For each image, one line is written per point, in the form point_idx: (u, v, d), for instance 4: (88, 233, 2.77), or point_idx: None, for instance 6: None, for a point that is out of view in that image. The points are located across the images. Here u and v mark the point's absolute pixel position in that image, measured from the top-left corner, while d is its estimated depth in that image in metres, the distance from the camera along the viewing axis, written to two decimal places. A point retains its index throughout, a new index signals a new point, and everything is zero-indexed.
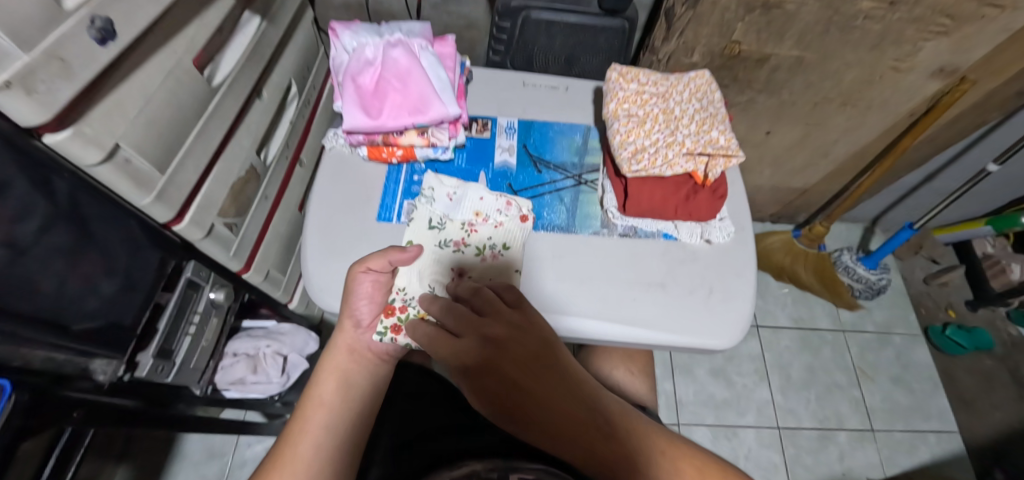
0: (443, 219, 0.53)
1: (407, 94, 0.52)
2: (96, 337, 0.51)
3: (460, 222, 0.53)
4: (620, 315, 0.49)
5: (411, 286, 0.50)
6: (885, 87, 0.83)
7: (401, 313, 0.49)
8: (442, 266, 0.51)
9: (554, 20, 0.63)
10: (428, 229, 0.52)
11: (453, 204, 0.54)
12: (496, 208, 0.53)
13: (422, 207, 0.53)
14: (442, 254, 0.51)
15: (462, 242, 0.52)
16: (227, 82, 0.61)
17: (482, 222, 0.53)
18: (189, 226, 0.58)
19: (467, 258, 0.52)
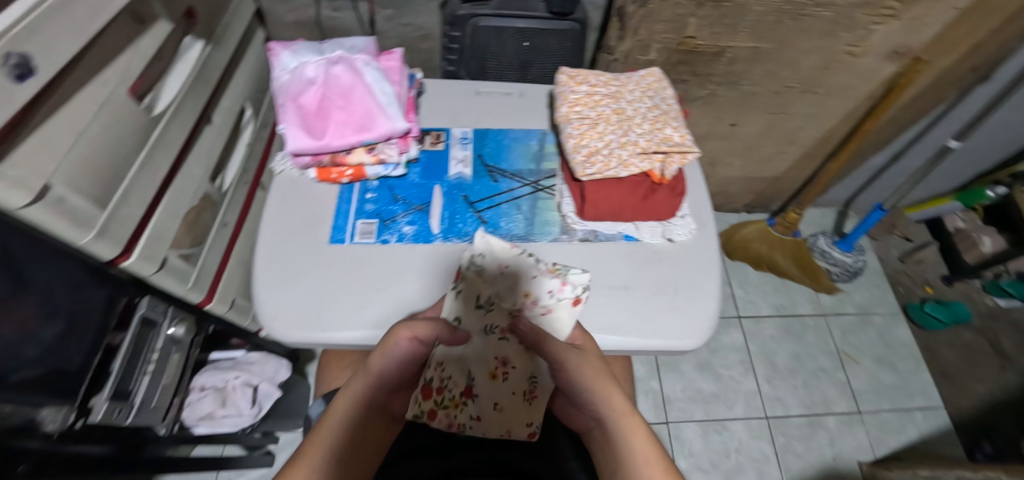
0: (492, 299, 0.49)
1: (351, 111, 0.50)
2: (39, 386, 0.48)
3: (509, 306, 0.49)
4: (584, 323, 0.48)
5: (449, 364, 0.48)
6: (843, 73, 0.83)
7: (441, 398, 0.46)
8: (486, 352, 0.49)
9: (504, 27, 0.62)
10: (476, 309, 0.48)
11: (504, 279, 0.49)
12: (549, 291, 0.48)
13: (471, 282, 0.48)
14: (484, 338, 0.49)
15: (508, 327, 0.49)
16: (170, 110, 0.59)
17: (531, 306, 0.49)
18: (139, 261, 0.56)
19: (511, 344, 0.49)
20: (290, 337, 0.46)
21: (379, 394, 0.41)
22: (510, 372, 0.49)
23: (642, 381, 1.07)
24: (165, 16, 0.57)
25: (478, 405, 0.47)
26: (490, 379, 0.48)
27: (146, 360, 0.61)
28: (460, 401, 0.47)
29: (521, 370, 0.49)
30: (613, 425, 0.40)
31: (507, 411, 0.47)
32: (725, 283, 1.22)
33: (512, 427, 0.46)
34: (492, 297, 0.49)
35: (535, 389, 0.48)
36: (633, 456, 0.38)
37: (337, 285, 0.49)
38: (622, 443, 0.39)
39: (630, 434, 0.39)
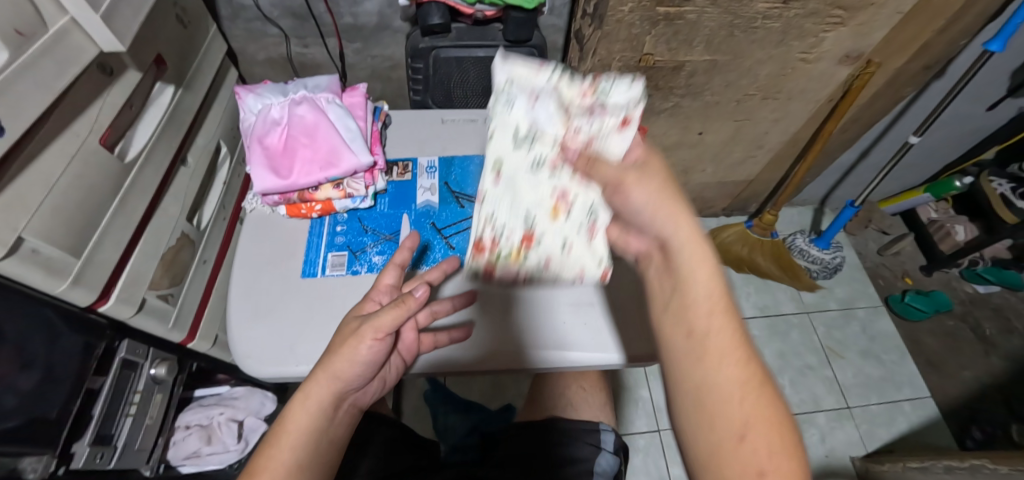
0: (533, 132, 0.47)
1: (316, 148, 0.52)
2: (20, 437, 0.48)
3: (551, 137, 0.46)
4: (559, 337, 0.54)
5: (502, 216, 0.51)
6: (800, 78, 0.86)
7: (507, 246, 0.53)
8: (539, 189, 0.50)
9: (465, 57, 0.66)
10: (518, 148, 0.48)
11: (539, 109, 0.45)
12: (586, 116, 0.44)
13: (505, 119, 0.46)
14: (539, 177, 0.48)
15: (555, 160, 0.47)
16: (143, 155, 0.61)
17: (573, 137, 0.45)
18: (117, 305, 0.57)
19: (564, 182, 0.49)
20: (263, 372, 0.47)
21: (346, 390, 0.40)
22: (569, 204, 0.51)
23: (631, 390, 1.08)
24: (135, 65, 0.59)
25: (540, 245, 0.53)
26: (556, 217, 0.52)
27: (127, 403, 0.62)
28: (521, 254, 0.53)
29: (579, 205, 0.50)
30: (667, 254, 0.33)
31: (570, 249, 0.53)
32: None
33: (581, 265, 0.54)
34: (532, 129, 0.47)
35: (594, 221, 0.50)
36: (693, 292, 0.31)
37: (311, 319, 0.50)
38: (675, 279, 0.33)
39: (694, 268, 0.32)
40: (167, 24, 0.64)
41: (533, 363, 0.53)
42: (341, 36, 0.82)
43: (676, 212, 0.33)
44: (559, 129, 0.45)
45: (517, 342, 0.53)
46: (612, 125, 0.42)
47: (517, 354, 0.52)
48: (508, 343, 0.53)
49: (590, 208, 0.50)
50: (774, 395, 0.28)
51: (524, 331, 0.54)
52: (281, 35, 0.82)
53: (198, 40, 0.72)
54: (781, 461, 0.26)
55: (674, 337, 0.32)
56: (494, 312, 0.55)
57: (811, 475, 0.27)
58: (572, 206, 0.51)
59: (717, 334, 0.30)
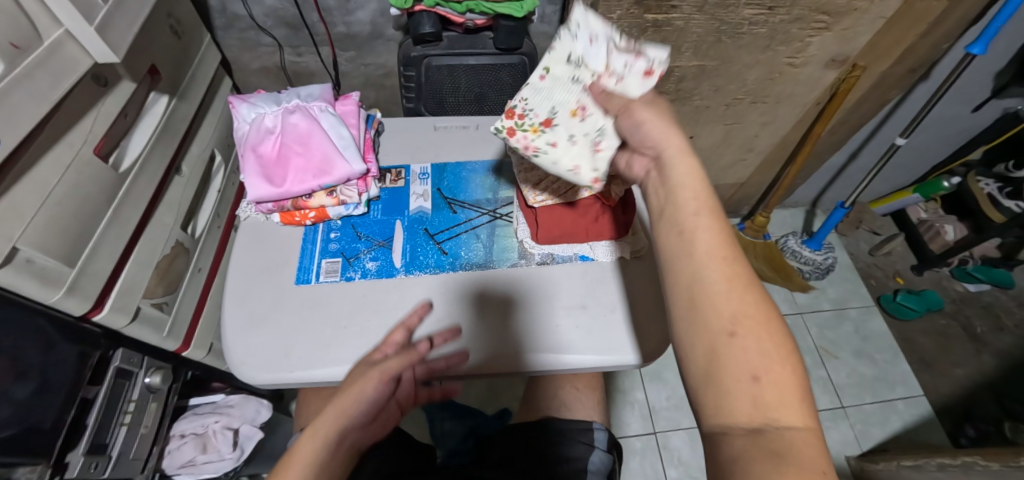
0: (579, 61, 0.43)
1: (309, 156, 0.53)
2: (14, 447, 0.48)
3: (591, 69, 0.43)
4: (553, 338, 0.50)
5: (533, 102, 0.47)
6: (787, 82, 0.88)
7: (522, 122, 0.46)
8: (565, 97, 0.45)
9: (457, 65, 0.66)
10: (563, 66, 0.44)
11: (592, 42, 0.43)
12: (627, 59, 0.42)
13: (563, 41, 0.43)
14: (568, 92, 0.44)
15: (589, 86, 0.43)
16: (137, 165, 0.61)
17: (609, 75, 0.42)
18: (111, 313, 0.57)
19: (590, 99, 0.44)
20: (258, 379, 0.47)
21: (353, 432, 0.39)
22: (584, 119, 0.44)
23: (627, 393, 1.08)
24: (129, 76, 0.60)
25: (555, 132, 0.45)
26: (570, 118, 0.45)
27: (121, 412, 0.62)
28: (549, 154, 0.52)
29: (595, 122, 0.44)
30: (676, 196, 0.33)
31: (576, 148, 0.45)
32: None
33: (576, 162, 0.45)
34: (577, 56, 0.43)
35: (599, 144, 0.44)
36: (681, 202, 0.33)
37: (305, 325, 0.50)
38: (685, 221, 0.32)
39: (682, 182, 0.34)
40: (161, 34, 0.65)
41: (531, 366, 0.48)
42: (334, 45, 0.83)
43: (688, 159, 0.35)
44: (606, 67, 0.42)
45: (512, 343, 0.49)
46: (643, 74, 0.41)
47: (513, 357, 0.48)
48: (502, 346, 0.49)
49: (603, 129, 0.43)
50: (762, 297, 0.29)
51: (519, 332, 0.50)
52: (275, 44, 0.83)
53: (192, 50, 0.73)
54: (772, 367, 0.27)
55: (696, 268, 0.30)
56: (488, 312, 0.51)
57: (799, 371, 0.27)
58: (589, 118, 0.44)
59: (728, 262, 0.30)
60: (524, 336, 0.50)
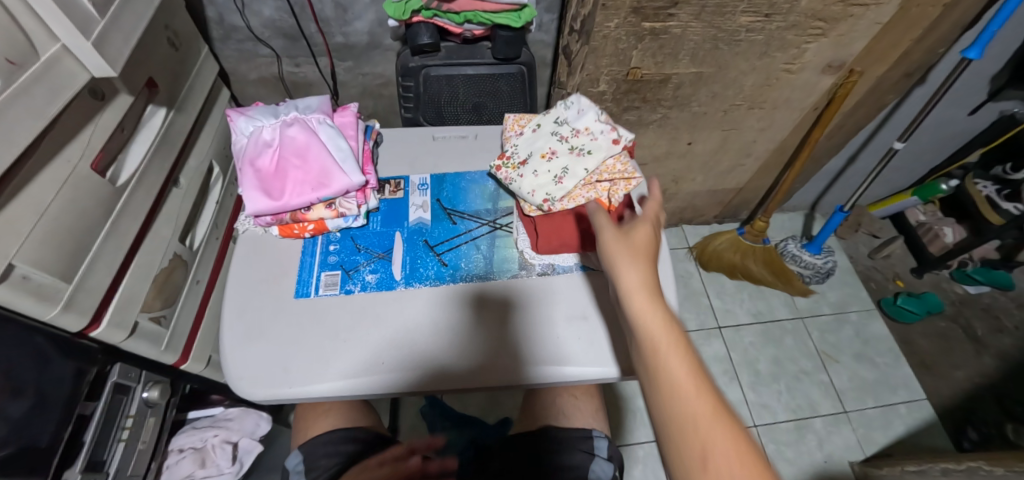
0: (564, 122, 0.58)
1: (308, 169, 0.52)
2: (10, 467, 0.47)
3: (571, 128, 0.58)
4: (555, 350, 0.49)
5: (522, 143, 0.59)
6: (784, 88, 0.88)
7: (507, 160, 0.58)
8: (546, 142, 0.58)
9: (455, 74, 0.66)
10: (552, 124, 0.59)
11: (576, 112, 0.59)
12: (602, 129, 0.57)
13: (559, 109, 0.60)
14: (548, 141, 0.58)
15: (565, 139, 0.57)
16: (134, 178, 0.61)
17: (584, 135, 0.57)
18: (108, 329, 0.57)
19: (561, 147, 0.57)
20: (257, 396, 0.47)
21: None
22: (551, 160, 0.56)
23: (628, 400, 1.08)
24: (126, 89, 0.59)
25: (530, 165, 0.56)
26: (540, 159, 0.56)
27: (119, 427, 0.61)
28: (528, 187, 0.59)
29: (560, 164, 0.56)
30: (653, 339, 0.36)
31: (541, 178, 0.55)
32: (703, 294, 1.24)
33: (535, 188, 0.55)
34: (563, 119, 0.59)
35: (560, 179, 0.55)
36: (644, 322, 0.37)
37: (303, 339, 0.50)
38: (657, 362, 0.35)
39: (643, 306, 0.38)
40: (158, 47, 0.65)
41: (530, 377, 0.48)
42: (332, 55, 0.83)
43: (655, 304, 0.38)
44: (585, 127, 0.57)
45: (512, 354, 0.49)
46: (611, 140, 0.56)
47: (514, 369, 0.48)
48: (501, 356, 0.49)
49: (566, 169, 0.55)
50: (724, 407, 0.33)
51: (520, 343, 0.50)
52: (272, 55, 0.83)
53: (190, 62, 0.73)
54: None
55: (668, 407, 0.33)
56: (489, 324, 0.51)
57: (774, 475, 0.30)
58: (555, 160, 0.56)
59: (703, 400, 0.33)
60: (524, 348, 0.49)
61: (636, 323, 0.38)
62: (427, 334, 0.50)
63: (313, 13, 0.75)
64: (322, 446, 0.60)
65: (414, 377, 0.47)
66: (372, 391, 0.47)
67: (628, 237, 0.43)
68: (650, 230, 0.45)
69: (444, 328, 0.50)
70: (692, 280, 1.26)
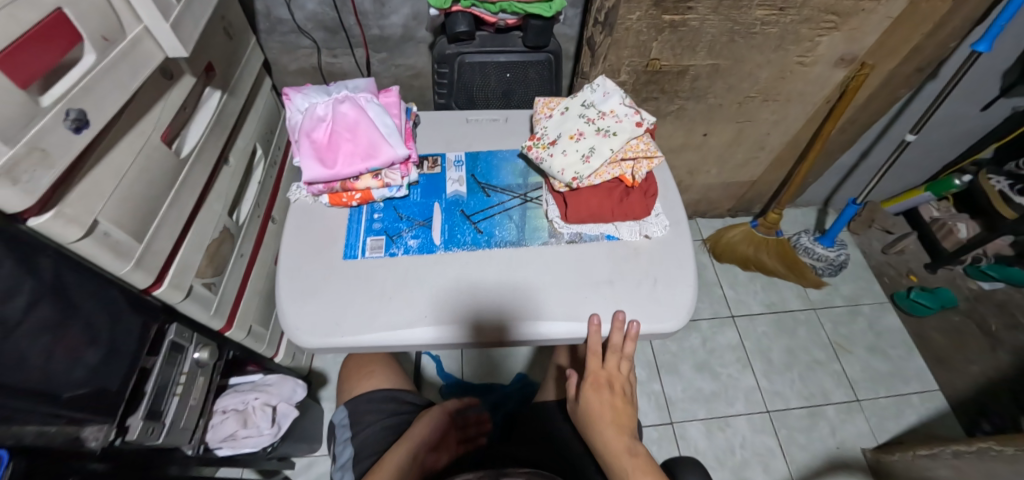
0: (591, 104, 0.61)
1: (357, 142, 0.57)
2: (85, 404, 0.53)
3: (597, 110, 0.60)
4: (585, 309, 0.54)
5: (550, 126, 0.62)
6: (797, 81, 0.91)
7: (536, 141, 0.61)
8: (573, 123, 0.60)
9: (487, 62, 0.71)
10: (579, 106, 0.62)
11: (602, 94, 0.62)
12: (627, 111, 0.60)
13: (585, 92, 0.62)
14: (575, 121, 0.60)
15: (592, 119, 0.60)
16: (194, 152, 0.66)
17: (610, 116, 0.60)
18: (169, 289, 0.62)
19: (588, 128, 0.59)
20: (313, 344, 0.51)
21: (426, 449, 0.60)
22: (578, 140, 0.59)
23: (645, 384, 1.10)
24: (189, 72, 0.65)
25: (559, 146, 0.59)
26: (568, 140, 0.59)
27: (174, 383, 0.66)
28: None
29: (587, 144, 0.58)
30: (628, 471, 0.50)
31: (568, 158, 0.58)
32: (717, 285, 1.27)
33: (564, 167, 0.58)
34: (589, 101, 0.61)
35: (585, 159, 0.58)
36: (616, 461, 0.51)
37: (351, 297, 0.54)
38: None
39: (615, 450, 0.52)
40: (216, 35, 0.71)
41: (555, 334, 0.52)
42: (368, 46, 0.89)
43: (630, 455, 0.51)
44: (610, 110, 0.60)
45: (545, 312, 0.53)
46: (634, 122, 0.59)
47: (548, 325, 0.52)
48: (530, 314, 0.53)
49: (593, 149, 0.58)
50: None
51: (549, 303, 0.54)
52: (313, 46, 0.89)
53: (241, 50, 0.79)
54: None
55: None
56: (519, 288, 0.55)
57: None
58: (582, 141, 0.59)
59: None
60: (552, 308, 0.53)
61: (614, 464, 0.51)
62: (463, 294, 0.54)
63: (353, 6, 0.81)
64: (364, 404, 0.67)
65: (452, 331, 0.52)
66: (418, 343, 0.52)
67: (589, 413, 0.55)
68: (606, 392, 0.56)
69: (479, 289, 0.54)
70: (706, 271, 1.29)
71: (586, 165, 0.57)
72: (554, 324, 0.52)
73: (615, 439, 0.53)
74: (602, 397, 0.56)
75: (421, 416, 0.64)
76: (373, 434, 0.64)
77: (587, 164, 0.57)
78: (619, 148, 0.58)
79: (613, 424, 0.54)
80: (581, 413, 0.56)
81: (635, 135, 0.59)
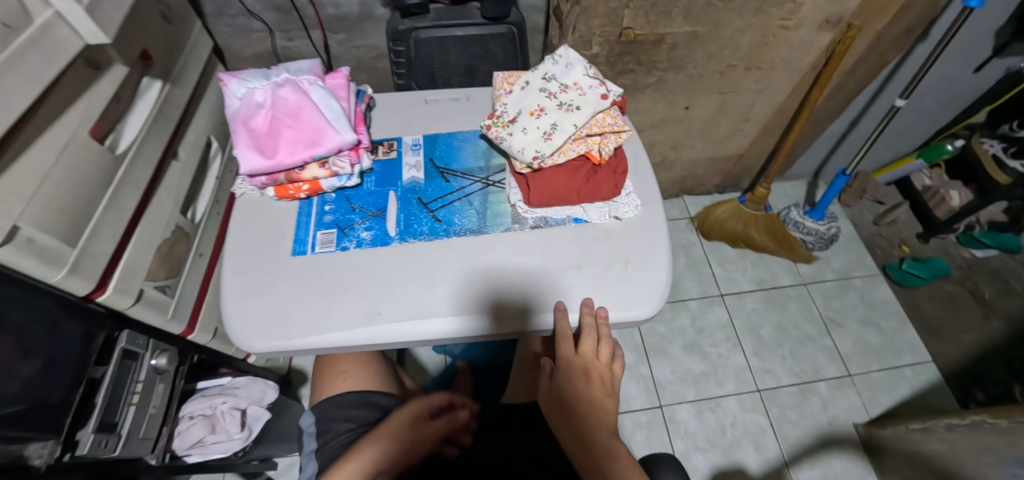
0: (552, 77, 0.57)
1: (301, 129, 0.53)
2: (23, 421, 0.49)
3: (559, 84, 0.56)
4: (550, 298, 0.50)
5: (509, 103, 0.57)
6: (780, 46, 0.86)
7: (496, 120, 0.57)
8: (533, 98, 0.56)
9: (445, 36, 0.66)
10: (540, 79, 0.57)
11: (564, 67, 0.58)
12: (591, 83, 0.56)
13: (545, 64, 0.58)
14: (536, 96, 0.56)
15: (554, 93, 0.56)
16: (132, 149, 0.62)
17: (574, 89, 0.56)
18: (114, 295, 0.59)
19: (550, 103, 0.55)
20: (258, 347, 0.48)
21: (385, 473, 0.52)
22: (541, 116, 0.55)
23: (632, 367, 1.08)
24: (121, 60, 0.60)
25: (520, 123, 0.55)
26: (529, 116, 0.55)
27: (129, 392, 0.63)
28: None
29: (548, 120, 0.54)
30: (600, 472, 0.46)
31: (530, 136, 0.54)
32: (705, 263, 1.23)
33: (525, 146, 0.54)
34: (551, 74, 0.57)
35: (550, 135, 0.54)
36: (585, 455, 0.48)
37: (301, 295, 0.51)
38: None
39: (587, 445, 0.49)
40: (152, 20, 0.65)
41: (525, 325, 0.49)
42: (324, 27, 0.83)
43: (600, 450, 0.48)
44: (573, 83, 0.56)
45: (510, 303, 0.50)
46: (599, 95, 0.55)
47: (514, 318, 0.49)
48: (495, 306, 0.49)
49: (555, 125, 0.54)
50: None
51: (515, 293, 0.50)
52: (266, 29, 0.83)
53: (184, 35, 0.73)
54: None
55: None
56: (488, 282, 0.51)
57: None
58: (544, 117, 0.54)
59: None
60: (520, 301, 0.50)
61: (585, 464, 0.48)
62: (429, 288, 0.50)
63: None
64: (333, 409, 0.64)
65: (416, 329, 0.48)
66: (372, 343, 0.48)
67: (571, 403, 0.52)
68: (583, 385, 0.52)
69: (448, 282, 0.51)
70: (694, 249, 1.25)
71: (550, 142, 0.53)
72: (520, 318, 0.49)
73: (599, 439, 0.49)
74: (581, 387, 0.52)
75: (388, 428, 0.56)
76: (340, 445, 0.60)
77: (551, 141, 0.53)
78: (583, 123, 0.54)
79: (591, 419, 0.51)
80: (559, 400, 0.53)
81: (600, 109, 0.55)
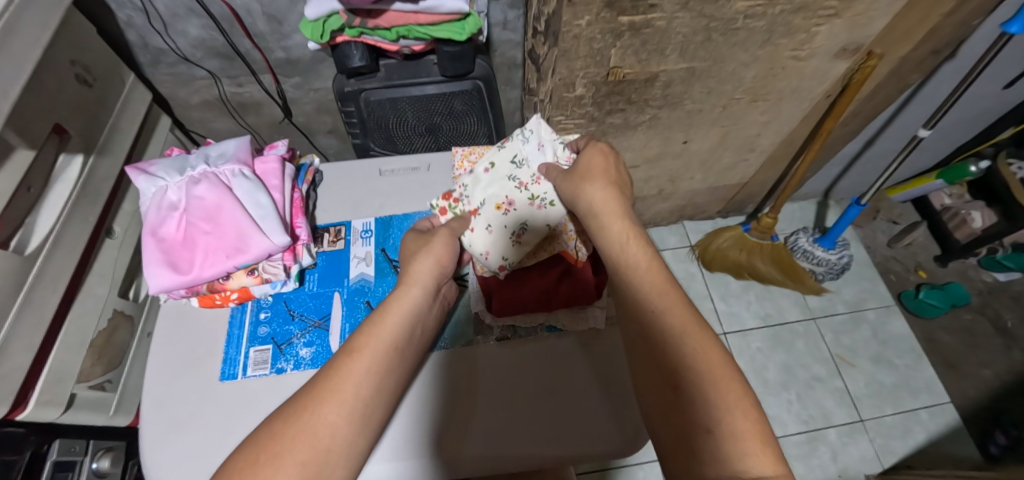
0: (523, 160, 0.51)
1: (221, 235, 0.45)
2: None
3: (530, 170, 0.51)
4: (520, 417, 0.45)
5: (472, 189, 0.51)
6: (790, 77, 0.76)
7: (453, 204, 0.51)
8: (501, 186, 0.51)
9: (399, 97, 0.63)
10: (509, 163, 0.51)
11: (542, 149, 0.51)
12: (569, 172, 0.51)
13: (515, 142, 0.52)
14: (505, 184, 0.51)
15: (525, 183, 0.51)
16: (46, 244, 0.53)
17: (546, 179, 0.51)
18: (37, 410, 0.52)
19: (519, 196, 0.50)
20: None
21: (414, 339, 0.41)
22: (510, 212, 0.50)
23: None
24: (25, 143, 0.51)
25: (484, 216, 0.50)
26: (494, 210, 0.50)
27: None
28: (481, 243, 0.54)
29: (517, 217, 0.50)
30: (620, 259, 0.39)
31: (495, 234, 0.49)
32: (706, 297, 1.16)
33: (489, 249, 0.49)
34: (522, 158, 0.51)
35: (521, 234, 0.50)
36: (597, 219, 0.42)
37: (234, 431, 0.43)
38: (629, 277, 0.38)
39: (602, 211, 0.42)
40: (63, 88, 0.57)
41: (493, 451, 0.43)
42: (274, 72, 0.75)
43: (625, 223, 0.41)
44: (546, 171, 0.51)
45: (478, 421, 0.44)
46: None
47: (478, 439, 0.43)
48: (462, 428, 0.44)
49: (524, 226, 0.50)
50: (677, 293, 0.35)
51: (485, 408, 0.45)
52: (210, 77, 0.75)
53: (111, 94, 0.65)
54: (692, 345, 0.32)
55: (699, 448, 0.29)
56: (460, 397, 0.46)
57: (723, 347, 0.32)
58: (512, 213, 0.50)
59: (653, 281, 0.36)
60: (497, 423, 0.44)
61: (607, 249, 0.41)
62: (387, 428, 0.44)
63: (243, 28, 0.66)
64: None
65: (390, 476, 0.42)
66: None
67: (582, 182, 0.44)
68: (598, 156, 0.46)
69: (405, 417, 0.44)
70: (695, 282, 1.18)
71: (520, 246, 0.50)
72: (505, 455, 0.43)
73: (604, 197, 0.42)
74: (601, 157, 0.46)
75: (417, 250, 0.46)
76: None
77: (522, 243, 0.50)
78: (556, 223, 0.51)
79: (602, 183, 0.44)
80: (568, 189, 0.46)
81: None
